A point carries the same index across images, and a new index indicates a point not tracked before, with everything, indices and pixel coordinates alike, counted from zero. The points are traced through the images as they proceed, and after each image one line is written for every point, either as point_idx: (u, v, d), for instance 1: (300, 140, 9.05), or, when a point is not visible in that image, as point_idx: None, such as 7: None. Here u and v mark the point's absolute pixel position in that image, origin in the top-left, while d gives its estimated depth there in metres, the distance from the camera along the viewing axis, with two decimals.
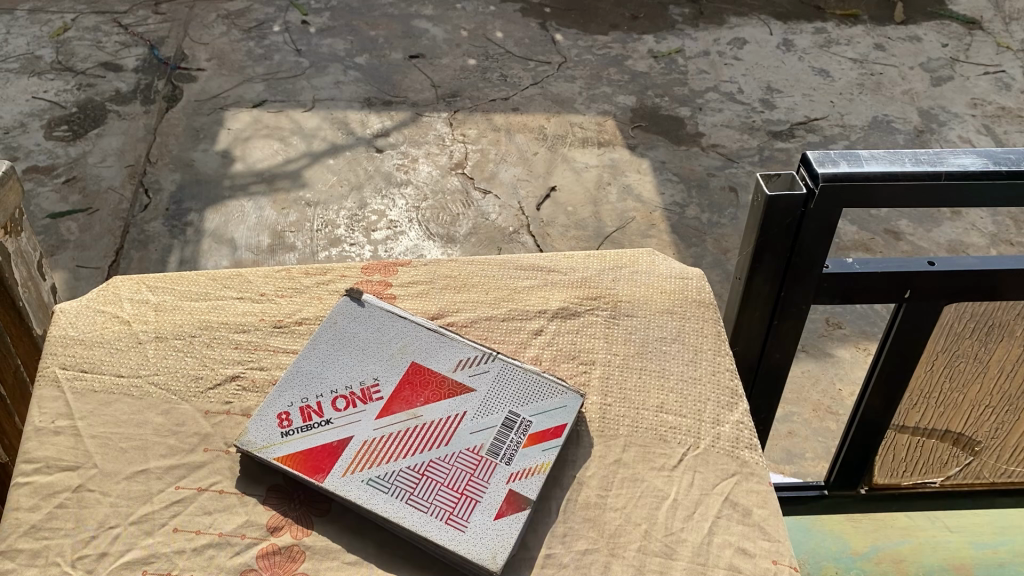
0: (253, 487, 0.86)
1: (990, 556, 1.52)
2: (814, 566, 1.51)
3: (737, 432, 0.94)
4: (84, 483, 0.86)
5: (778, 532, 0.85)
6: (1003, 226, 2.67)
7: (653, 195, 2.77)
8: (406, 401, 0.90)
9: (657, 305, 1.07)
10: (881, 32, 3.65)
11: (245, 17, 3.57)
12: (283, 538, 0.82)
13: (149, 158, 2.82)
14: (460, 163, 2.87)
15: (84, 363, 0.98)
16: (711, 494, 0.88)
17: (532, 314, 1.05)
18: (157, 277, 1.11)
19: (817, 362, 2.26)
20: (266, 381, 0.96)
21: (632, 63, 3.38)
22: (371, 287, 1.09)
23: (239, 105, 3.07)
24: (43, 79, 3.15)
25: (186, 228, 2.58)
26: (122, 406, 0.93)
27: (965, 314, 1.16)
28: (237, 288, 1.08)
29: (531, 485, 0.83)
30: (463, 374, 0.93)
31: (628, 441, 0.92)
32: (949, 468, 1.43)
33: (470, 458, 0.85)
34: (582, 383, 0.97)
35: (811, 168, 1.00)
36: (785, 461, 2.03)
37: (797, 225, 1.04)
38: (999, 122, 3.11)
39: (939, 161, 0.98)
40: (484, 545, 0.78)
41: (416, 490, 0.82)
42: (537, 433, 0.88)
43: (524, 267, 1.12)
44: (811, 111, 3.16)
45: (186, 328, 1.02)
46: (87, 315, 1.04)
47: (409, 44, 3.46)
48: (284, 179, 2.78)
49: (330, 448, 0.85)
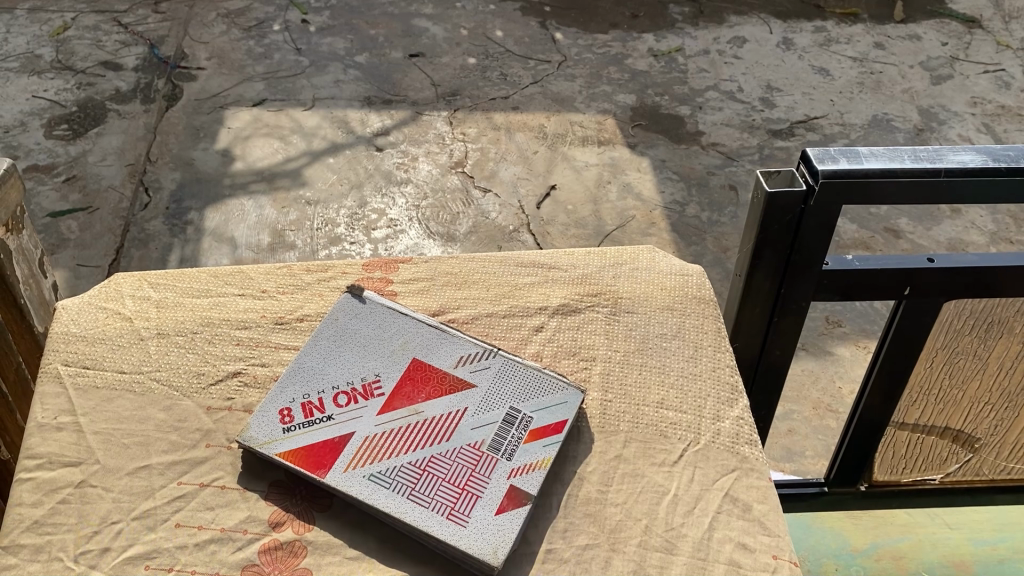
0: (255, 483, 0.86)
1: (990, 553, 1.53)
2: (814, 562, 1.51)
3: (737, 427, 0.94)
4: (86, 479, 0.86)
5: (778, 527, 0.85)
6: (1003, 224, 2.68)
7: (653, 194, 2.77)
8: (407, 397, 0.90)
9: (658, 301, 1.08)
10: (880, 31, 3.65)
11: (245, 16, 3.57)
12: (285, 533, 0.82)
13: (149, 157, 2.82)
14: (460, 162, 2.87)
15: (86, 359, 0.98)
16: (711, 490, 0.88)
17: (532, 311, 1.05)
18: (158, 274, 1.11)
19: (817, 360, 2.26)
20: (267, 377, 0.96)
21: (632, 62, 3.39)
22: (372, 284, 1.09)
23: (239, 104, 3.07)
24: (43, 78, 3.15)
25: (186, 227, 2.58)
26: (124, 402, 0.93)
27: (965, 310, 1.16)
28: (238, 285, 1.08)
29: (532, 481, 0.83)
30: (464, 370, 0.93)
31: (628, 436, 0.92)
32: (948, 465, 1.43)
33: (471, 454, 0.85)
34: (582, 379, 0.98)
35: (811, 164, 1.01)
36: (785, 459, 2.03)
37: (797, 223, 1.04)
38: (999, 121, 3.12)
39: (939, 157, 0.99)
40: (485, 540, 0.78)
41: (417, 485, 0.82)
42: (537, 429, 0.88)
43: (524, 264, 1.12)
44: (811, 110, 3.16)
45: (187, 324, 1.02)
46: (89, 312, 1.04)
47: (409, 43, 3.47)
48: (284, 177, 2.78)
49: (331, 444, 0.86)
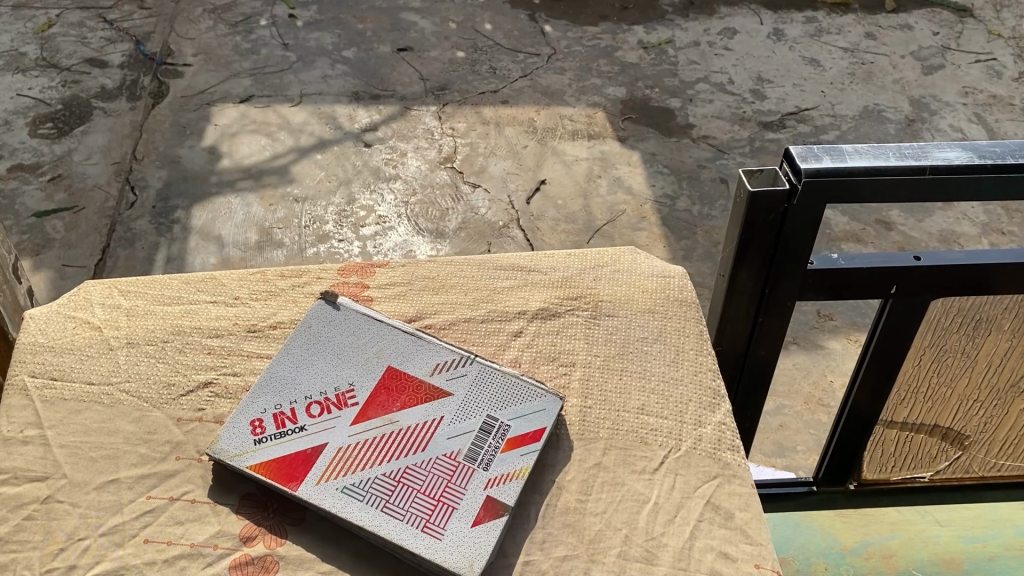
0: (226, 496, 0.84)
1: (979, 550, 1.52)
2: (803, 562, 1.50)
3: (719, 433, 0.93)
4: (53, 494, 0.84)
5: (761, 535, 0.84)
6: (994, 215, 2.67)
7: (644, 187, 2.76)
8: (382, 407, 0.88)
9: (639, 304, 1.06)
10: (872, 20, 3.63)
11: (232, 11, 3.53)
12: (256, 547, 0.80)
13: (136, 155, 2.79)
14: (449, 157, 2.84)
15: (54, 370, 0.95)
16: (692, 497, 0.86)
17: (511, 315, 1.03)
18: (128, 281, 1.08)
19: (808, 354, 2.25)
20: (239, 387, 0.94)
21: (622, 55, 3.36)
22: (347, 290, 1.06)
23: (226, 101, 3.03)
24: (27, 76, 3.11)
25: (173, 225, 2.56)
26: (92, 415, 0.91)
27: (952, 309, 1.15)
28: (210, 292, 1.06)
29: (510, 491, 0.82)
30: (440, 377, 0.91)
31: (608, 443, 0.90)
32: (938, 463, 1.42)
33: (447, 464, 0.83)
34: (562, 386, 0.96)
35: (794, 163, 0.99)
36: (776, 454, 2.02)
37: (780, 223, 1.03)
38: (991, 111, 3.10)
39: (924, 155, 0.97)
40: (460, 553, 0.77)
41: (392, 497, 0.81)
42: (515, 438, 0.86)
43: (504, 267, 1.10)
44: (802, 101, 3.14)
45: (157, 333, 1.00)
46: (57, 321, 1.02)
47: (397, 37, 3.43)
48: (272, 175, 2.75)
49: (303, 455, 0.84)
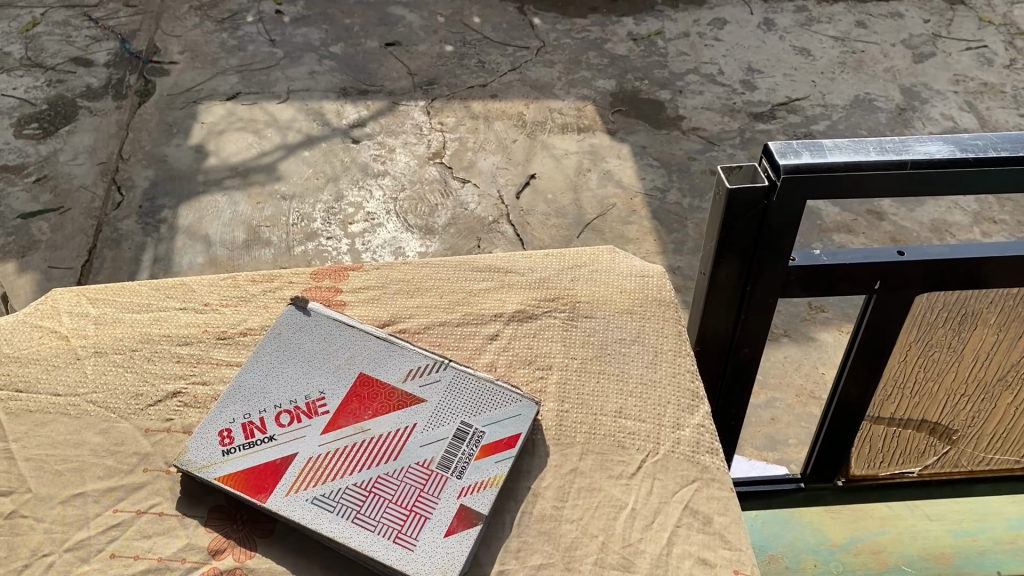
0: (194, 508, 0.82)
1: (969, 545, 1.51)
2: (792, 559, 1.49)
3: (697, 436, 0.91)
4: (17, 509, 0.82)
5: (740, 540, 0.82)
6: (986, 203, 2.65)
7: (634, 180, 2.74)
8: (353, 415, 0.86)
9: (617, 304, 1.04)
10: (862, 9, 3.60)
11: (218, 8, 3.49)
12: (225, 561, 0.78)
13: (122, 155, 2.76)
14: (438, 153, 2.82)
15: (18, 382, 0.94)
16: (670, 502, 0.85)
17: (487, 318, 1.02)
18: (97, 288, 1.06)
19: (800, 347, 2.23)
20: (208, 396, 0.92)
21: (611, 47, 3.33)
22: (320, 294, 1.04)
23: (213, 98, 3.00)
24: (12, 76, 3.07)
25: (159, 225, 2.53)
26: (58, 426, 0.89)
27: (937, 303, 1.13)
28: (180, 298, 1.04)
29: (484, 500, 0.80)
30: (414, 384, 0.89)
31: (585, 448, 0.89)
32: (926, 458, 1.40)
33: (420, 473, 0.82)
34: (538, 390, 0.94)
35: (774, 159, 0.97)
36: (767, 448, 2.02)
37: (760, 220, 1.01)
38: (982, 98, 3.08)
39: (905, 149, 0.95)
40: (432, 564, 0.75)
41: (363, 507, 0.79)
42: (489, 444, 0.85)
43: (480, 268, 1.09)
44: (792, 91, 3.12)
45: (126, 342, 0.98)
46: (23, 331, 1.00)
47: (385, 31, 3.40)
48: (259, 172, 2.73)
49: (272, 466, 0.82)
